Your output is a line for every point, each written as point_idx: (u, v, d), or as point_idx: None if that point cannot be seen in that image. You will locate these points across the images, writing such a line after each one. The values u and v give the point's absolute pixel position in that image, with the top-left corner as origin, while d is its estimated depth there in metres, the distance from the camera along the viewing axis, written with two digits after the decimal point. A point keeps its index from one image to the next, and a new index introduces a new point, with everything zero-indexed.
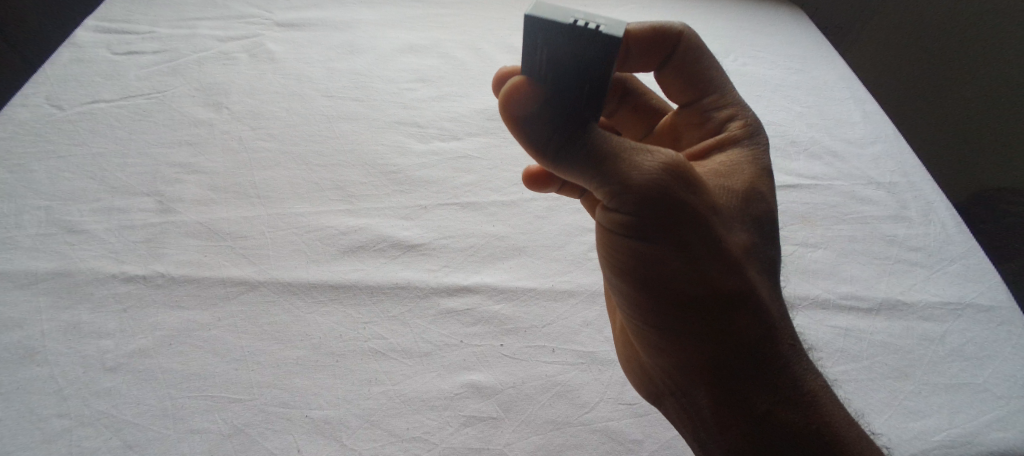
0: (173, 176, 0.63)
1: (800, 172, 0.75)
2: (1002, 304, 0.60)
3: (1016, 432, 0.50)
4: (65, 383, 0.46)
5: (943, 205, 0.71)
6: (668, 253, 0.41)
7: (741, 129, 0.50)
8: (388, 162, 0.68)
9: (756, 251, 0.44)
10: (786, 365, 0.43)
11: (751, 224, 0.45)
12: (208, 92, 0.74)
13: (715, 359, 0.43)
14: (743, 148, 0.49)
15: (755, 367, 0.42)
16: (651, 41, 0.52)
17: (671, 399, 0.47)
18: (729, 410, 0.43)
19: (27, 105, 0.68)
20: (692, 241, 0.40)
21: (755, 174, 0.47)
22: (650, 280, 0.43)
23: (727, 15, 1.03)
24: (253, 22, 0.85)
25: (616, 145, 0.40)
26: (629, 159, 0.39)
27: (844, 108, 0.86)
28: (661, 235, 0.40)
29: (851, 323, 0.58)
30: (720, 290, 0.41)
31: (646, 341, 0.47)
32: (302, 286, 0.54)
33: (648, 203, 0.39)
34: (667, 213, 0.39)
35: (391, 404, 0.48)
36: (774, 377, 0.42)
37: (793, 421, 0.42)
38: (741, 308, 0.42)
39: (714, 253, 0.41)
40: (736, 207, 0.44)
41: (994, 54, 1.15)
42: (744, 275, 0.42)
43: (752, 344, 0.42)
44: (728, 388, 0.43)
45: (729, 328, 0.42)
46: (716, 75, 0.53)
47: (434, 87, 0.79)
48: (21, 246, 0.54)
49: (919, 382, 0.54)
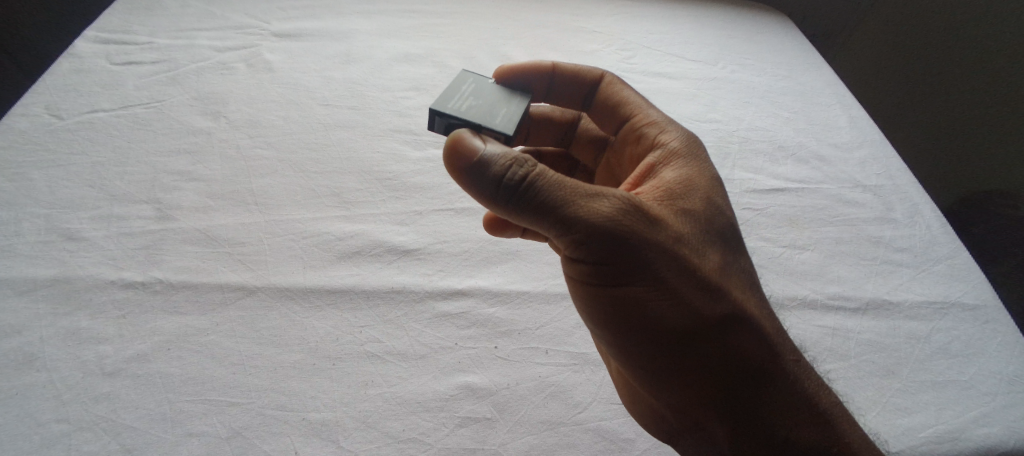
0: (172, 184, 0.64)
1: (788, 175, 0.76)
2: (986, 303, 0.62)
3: (1000, 427, 0.51)
4: (64, 389, 0.47)
5: (929, 207, 0.73)
6: (653, 293, 0.42)
7: (686, 143, 0.54)
8: (384, 169, 0.69)
9: (728, 266, 0.47)
10: (781, 377, 0.45)
11: (719, 240, 0.47)
12: (205, 101, 0.75)
13: (714, 393, 0.44)
14: (694, 158, 0.52)
15: (755, 386, 0.44)
16: (570, 83, 0.62)
17: (687, 436, 0.48)
18: (743, 439, 0.45)
19: (27, 115, 0.69)
20: (671, 274, 0.42)
21: (709, 185, 0.50)
22: (646, 326, 0.43)
23: (715, 23, 1.06)
24: (251, 32, 0.87)
25: (574, 196, 0.42)
26: (592, 207, 0.41)
27: (830, 113, 0.88)
28: (643, 274, 0.42)
29: (840, 323, 0.59)
30: (709, 320, 0.43)
31: (646, 386, 0.47)
32: (299, 291, 0.55)
33: (622, 246, 0.41)
34: (639, 253, 0.42)
35: (386, 406, 0.49)
36: (770, 389, 0.45)
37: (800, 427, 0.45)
38: (726, 336, 0.44)
39: (692, 282, 0.43)
40: (701, 226, 0.47)
41: (976, 53, 1.17)
42: (723, 299, 0.44)
43: (747, 367, 0.44)
44: (738, 416, 0.44)
45: (719, 359, 0.43)
46: (637, 102, 0.59)
47: (429, 96, 0.81)
48: (21, 254, 0.55)
49: (906, 379, 0.55)
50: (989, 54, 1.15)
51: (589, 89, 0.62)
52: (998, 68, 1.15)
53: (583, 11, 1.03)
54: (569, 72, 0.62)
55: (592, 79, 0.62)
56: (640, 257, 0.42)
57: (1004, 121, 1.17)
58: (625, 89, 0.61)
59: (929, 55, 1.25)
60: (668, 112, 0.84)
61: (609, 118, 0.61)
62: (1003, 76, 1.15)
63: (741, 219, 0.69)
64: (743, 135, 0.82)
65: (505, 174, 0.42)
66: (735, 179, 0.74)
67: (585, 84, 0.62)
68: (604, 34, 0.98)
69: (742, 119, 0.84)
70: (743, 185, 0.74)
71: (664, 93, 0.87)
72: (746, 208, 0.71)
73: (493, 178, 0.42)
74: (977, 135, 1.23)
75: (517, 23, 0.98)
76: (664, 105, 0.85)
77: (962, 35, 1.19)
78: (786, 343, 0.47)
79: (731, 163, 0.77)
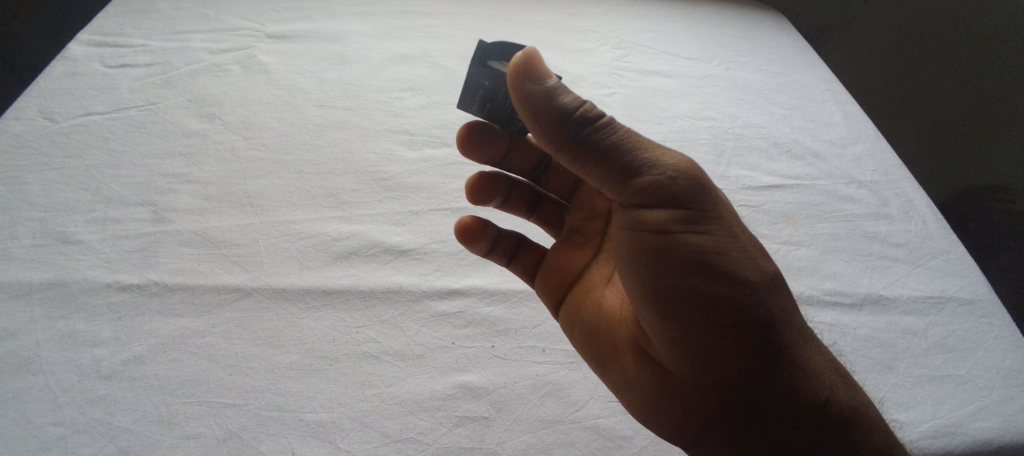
0: (167, 186, 0.64)
1: (783, 172, 0.76)
2: (982, 297, 0.62)
3: (997, 420, 0.51)
4: (60, 392, 0.47)
5: (924, 202, 0.73)
6: (725, 242, 0.42)
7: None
8: (379, 169, 0.69)
9: None
10: (822, 347, 0.45)
11: None
12: (200, 104, 0.75)
13: (773, 348, 0.42)
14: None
15: (806, 348, 0.43)
16: None
17: (730, 424, 0.43)
18: (797, 410, 0.41)
19: (20, 118, 0.69)
20: (737, 227, 0.43)
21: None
22: (714, 275, 0.41)
23: (710, 21, 1.06)
24: (245, 34, 0.86)
25: (649, 142, 0.42)
26: (667, 154, 0.41)
27: (825, 110, 0.88)
28: (711, 219, 0.42)
29: (836, 318, 0.59)
30: (770, 274, 0.43)
31: (692, 358, 0.43)
32: (295, 292, 0.55)
33: (697, 191, 0.42)
34: (707, 203, 0.42)
35: (384, 406, 0.49)
36: (818, 359, 0.44)
37: (845, 396, 0.43)
38: (787, 293, 0.44)
39: (753, 240, 0.44)
40: None
41: (979, 51, 1.18)
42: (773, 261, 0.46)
43: (796, 328, 0.43)
44: (792, 382, 0.42)
45: (780, 315, 0.42)
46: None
47: (424, 96, 0.81)
48: (16, 257, 0.55)
49: (903, 374, 0.55)
50: (992, 52, 1.16)
51: None
52: (1001, 65, 1.15)
53: (578, 10, 1.03)
54: None
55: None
56: (707, 206, 0.42)
57: (1008, 111, 1.17)
58: None
59: (929, 54, 1.25)
60: (663, 110, 0.84)
61: None
62: (1006, 73, 1.15)
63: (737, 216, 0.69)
64: (738, 132, 0.82)
65: (577, 109, 0.41)
66: (730, 176, 0.75)
67: None
68: (599, 33, 0.98)
69: (737, 117, 0.85)
70: (739, 182, 0.74)
71: (659, 91, 0.88)
72: (742, 205, 0.71)
73: (566, 109, 0.41)
74: (978, 128, 1.23)
75: (512, 23, 0.98)
76: (659, 103, 0.85)
77: (965, 33, 1.18)
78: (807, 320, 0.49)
79: (727, 160, 0.77)
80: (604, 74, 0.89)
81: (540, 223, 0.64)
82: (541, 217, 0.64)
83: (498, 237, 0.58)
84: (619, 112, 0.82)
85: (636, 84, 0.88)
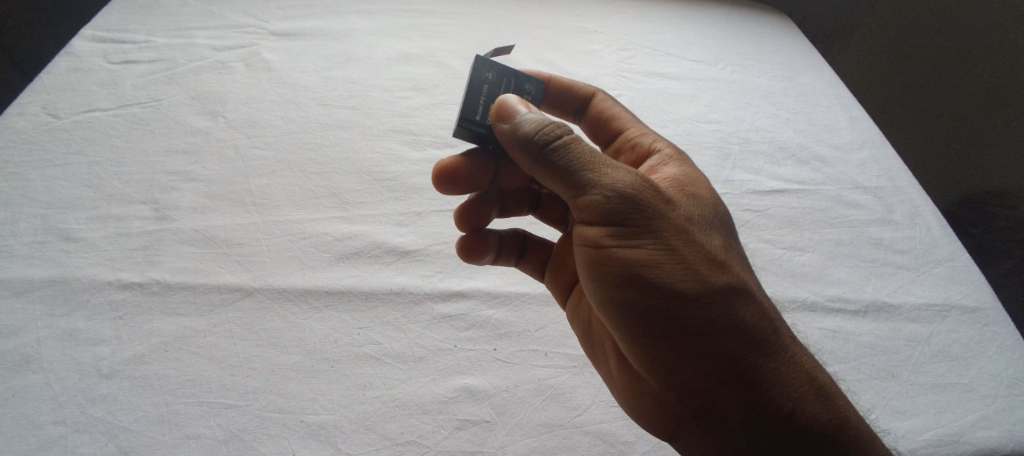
0: (170, 184, 0.64)
1: (789, 177, 0.76)
2: (987, 305, 0.61)
3: (1002, 430, 0.51)
4: (61, 391, 0.46)
5: (929, 208, 0.73)
6: (664, 257, 0.42)
7: (687, 159, 0.55)
8: (382, 169, 0.69)
9: (732, 250, 0.47)
10: (794, 358, 0.43)
11: (723, 230, 0.48)
12: (203, 101, 0.74)
13: (721, 360, 0.41)
14: (692, 168, 0.54)
15: (767, 358, 0.42)
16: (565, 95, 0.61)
17: (693, 423, 0.44)
18: (753, 419, 0.41)
19: (24, 114, 0.68)
20: (680, 241, 0.43)
21: (699, 186, 0.51)
22: (650, 290, 0.42)
23: (716, 24, 1.05)
24: (249, 32, 0.86)
25: (592, 159, 0.42)
26: (610, 174, 0.42)
27: (831, 114, 0.88)
28: (649, 236, 0.42)
29: (840, 325, 0.59)
30: (713, 286, 0.42)
31: (645, 362, 0.45)
32: (299, 293, 0.55)
33: (633, 210, 0.41)
34: (645, 219, 0.42)
35: (385, 409, 0.48)
36: (785, 371, 0.42)
37: (817, 405, 0.41)
38: (742, 303, 0.43)
39: (702, 252, 0.43)
40: (710, 215, 0.48)
41: (993, 54, 1.15)
42: (733, 270, 0.44)
43: (754, 338, 0.42)
44: (751, 392, 0.41)
45: (726, 328, 0.41)
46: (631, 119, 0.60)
47: (428, 96, 0.81)
48: (18, 254, 0.55)
49: (907, 382, 0.54)
50: (1006, 54, 1.13)
51: (580, 105, 0.61)
52: (1012, 73, 1.13)
53: (583, 11, 1.03)
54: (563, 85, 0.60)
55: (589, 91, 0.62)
56: (644, 224, 0.42)
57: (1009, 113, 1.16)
58: (614, 106, 0.61)
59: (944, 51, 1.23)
60: (668, 113, 0.84)
61: (598, 133, 0.62)
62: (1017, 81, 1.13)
63: (741, 221, 0.69)
64: (743, 136, 0.81)
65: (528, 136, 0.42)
66: (735, 180, 0.74)
67: (578, 98, 0.61)
68: (604, 34, 0.98)
69: (742, 120, 0.84)
70: (744, 186, 0.74)
71: (665, 93, 0.87)
72: (747, 210, 0.70)
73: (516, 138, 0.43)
74: (981, 130, 1.22)
75: (517, 23, 0.97)
76: (664, 105, 0.85)
77: (981, 33, 1.16)
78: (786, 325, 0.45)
79: (731, 164, 0.77)
80: (609, 76, 0.89)
81: (546, 220, 0.64)
82: (547, 215, 0.63)
83: (500, 244, 0.58)
84: None
85: (641, 87, 0.88)
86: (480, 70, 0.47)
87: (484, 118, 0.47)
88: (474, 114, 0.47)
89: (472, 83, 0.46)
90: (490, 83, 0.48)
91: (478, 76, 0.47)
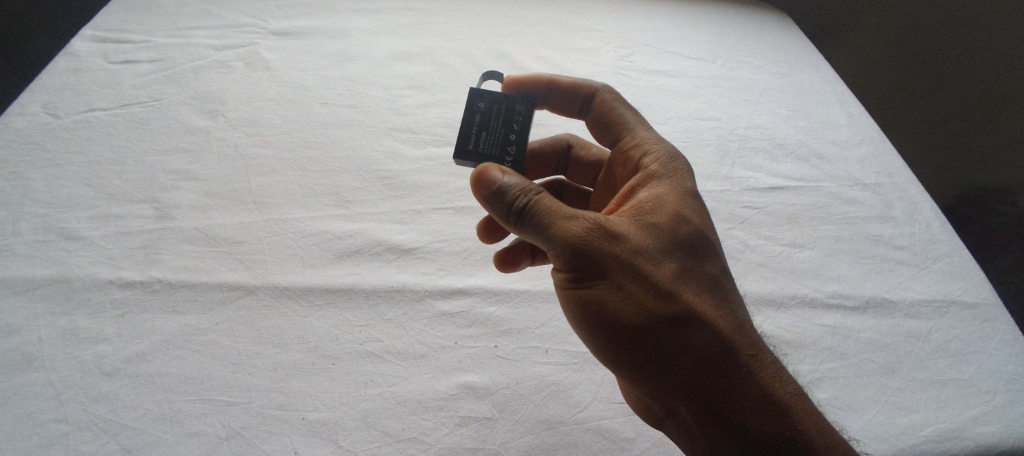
0: (170, 183, 0.64)
1: (788, 174, 0.76)
2: (986, 301, 0.62)
3: (1000, 425, 0.51)
4: (62, 389, 0.46)
5: (928, 205, 0.73)
6: (613, 294, 0.42)
7: (675, 165, 0.51)
8: (382, 167, 0.69)
9: (698, 271, 0.45)
10: (751, 379, 0.42)
11: (694, 249, 0.45)
12: (203, 100, 0.74)
13: (672, 386, 0.42)
14: (677, 176, 0.50)
15: (720, 382, 0.42)
16: (568, 94, 0.60)
17: (667, 430, 0.46)
18: (707, 436, 0.42)
19: (23, 114, 0.68)
20: (631, 277, 0.42)
21: (679, 200, 0.48)
22: (603, 323, 0.43)
23: (714, 21, 1.05)
24: (247, 31, 0.86)
25: (541, 212, 0.44)
26: (553, 222, 0.43)
27: (829, 111, 0.88)
28: (597, 276, 0.43)
29: (840, 321, 0.59)
30: (663, 319, 0.42)
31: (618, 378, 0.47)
32: (299, 290, 0.55)
33: (578, 254, 0.43)
34: (590, 261, 0.42)
35: (387, 406, 0.49)
36: (740, 392, 0.41)
37: (765, 424, 0.41)
38: (694, 333, 0.42)
39: (653, 285, 0.42)
40: (681, 235, 0.45)
41: (997, 49, 1.14)
42: (689, 299, 0.43)
43: (703, 366, 0.42)
44: (703, 414, 0.42)
45: (675, 358, 0.42)
46: (631, 120, 0.56)
47: (428, 94, 0.81)
48: (18, 253, 0.55)
49: (906, 378, 0.55)
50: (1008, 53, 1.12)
51: (585, 104, 0.60)
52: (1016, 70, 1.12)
53: (583, 8, 1.03)
54: (568, 85, 0.60)
55: (586, 94, 0.60)
56: (590, 266, 0.43)
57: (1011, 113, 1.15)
58: (619, 105, 0.58)
59: (947, 49, 1.22)
60: (667, 110, 0.84)
61: (601, 135, 0.59)
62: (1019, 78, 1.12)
63: (740, 218, 0.69)
64: (743, 133, 0.82)
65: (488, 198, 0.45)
66: (734, 177, 0.74)
67: (582, 98, 0.60)
68: (603, 32, 0.98)
69: (741, 117, 0.84)
70: (743, 183, 0.74)
71: (663, 91, 0.87)
72: (746, 207, 0.71)
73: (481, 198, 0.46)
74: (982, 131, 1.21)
75: (516, 22, 0.97)
76: (663, 102, 0.85)
77: (983, 29, 1.16)
78: (754, 342, 0.44)
79: (731, 161, 0.77)
80: (608, 73, 0.89)
81: None
82: None
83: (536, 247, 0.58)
84: None
85: (640, 85, 0.88)
86: (472, 102, 0.53)
87: (477, 145, 0.52)
88: (468, 142, 0.52)
89: (466, 114, 0.53)
90: (482, 112, 0.53)
91: (471, 108, 0.53)
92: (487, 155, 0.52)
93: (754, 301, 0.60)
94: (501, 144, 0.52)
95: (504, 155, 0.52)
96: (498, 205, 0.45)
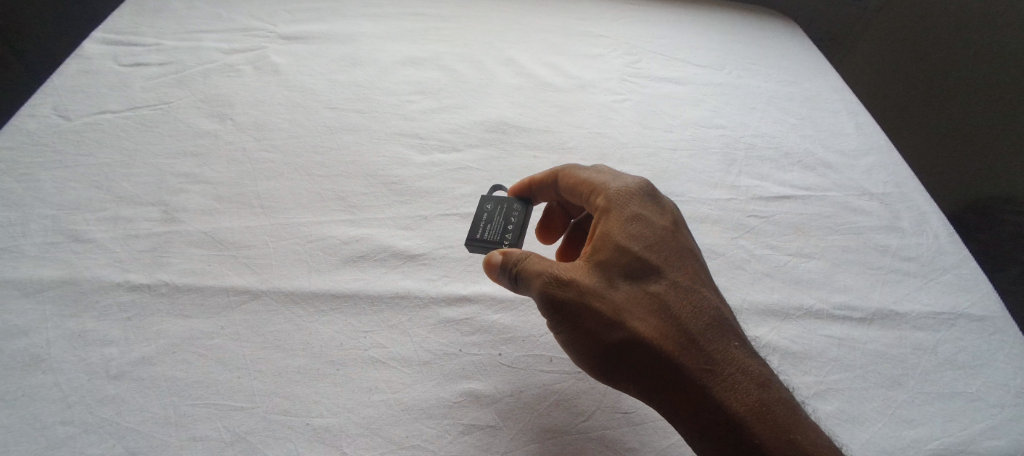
0: (179, 186, 0.64)
1: (794, 182, 0.76)
2: (994, 314, 0.61)
3: (1008, 441, 0.51)
4: (69, 391, 0.47)
5: (936, 215, 0.72)
6: (575, 334, 0.45)
7: (625, 193, 0.51)
8: (389, 173, 0.69)
9: (652, 294, 0.45)
10: (710, 390, 0.41)
11: (645, 275, 0.46)
12: (212, 104, 0.75)
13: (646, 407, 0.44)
14: (624, 205, 0.50)
15: (683, 398, 0.42)
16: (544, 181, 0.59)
17: None
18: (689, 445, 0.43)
19: (35, 116, 0.69)
20: (584, 318, 0.45)
21: (627, 233, 0.48)
22: (580, 356, 0.47)
23: (722, 28, 1.05)
24: (256, 35, 0.87)
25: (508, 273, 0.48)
26: (518, 281, 0.48)
27: (837, 119, 0.88)
28: (558, 321, 0.46)
29: (846, 332, 0.59)
30: (618, 351, 0.44)
31: None
32: (304, 295, 0.55)
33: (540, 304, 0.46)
34: (549, 310, 0.46)
35: (390, 413, 0.49)
36: (702, 404, 0.41)
37: (733, 433, 0.40)
38: (647, 357, 0.43)
39: (603, 320, 0.44)
40: (631, 264, 0.46)
41: (1003, 58, 1.14)
42: (638, 325, 0.44)
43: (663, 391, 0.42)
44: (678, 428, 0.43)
45: (639, 384, 0.44)
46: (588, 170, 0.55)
47: (435, 99, 0.81)
48: (28, 255, 0.55)
49: (912, 390, 0.54)
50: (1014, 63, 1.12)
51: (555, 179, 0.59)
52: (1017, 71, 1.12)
53: (590, 15, 1.03)
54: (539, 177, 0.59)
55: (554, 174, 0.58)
56: (552, 314, 0.46)
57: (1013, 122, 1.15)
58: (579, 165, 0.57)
59: (952, 56, 1.22)
60: (673, 118, 0.83)
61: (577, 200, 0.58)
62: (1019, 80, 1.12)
63: (745, 226, 0.69)
64: (749, 141, 0.81)
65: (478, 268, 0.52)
66: (740, 186, 0.74)
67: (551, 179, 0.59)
68: (612, 39, 0.98)
69: (748, 125, 0.84)
70: (749, 192, 0.73)
71: (669, 98, 0.87)
72: (753, 215, 0.70)
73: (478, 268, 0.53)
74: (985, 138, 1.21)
75: (524, 28, 0.98)
76: (669, 110, 0.85)
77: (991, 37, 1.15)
78: (715, 351, 0.43)
79: (738, 170, 0.77)
80: (614, 80, 0.89)
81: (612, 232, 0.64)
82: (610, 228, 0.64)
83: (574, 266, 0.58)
84: (628, 119, 0.82)
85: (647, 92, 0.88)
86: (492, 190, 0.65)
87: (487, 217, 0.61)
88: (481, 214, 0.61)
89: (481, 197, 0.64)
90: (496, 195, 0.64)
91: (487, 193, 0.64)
92: (490, 242, 0.58)
93: (759, 312, 0.60)
94: (505, 215, 0.60)
95: (507, 223, 0.59)
96: (485, 267, 0.51)
